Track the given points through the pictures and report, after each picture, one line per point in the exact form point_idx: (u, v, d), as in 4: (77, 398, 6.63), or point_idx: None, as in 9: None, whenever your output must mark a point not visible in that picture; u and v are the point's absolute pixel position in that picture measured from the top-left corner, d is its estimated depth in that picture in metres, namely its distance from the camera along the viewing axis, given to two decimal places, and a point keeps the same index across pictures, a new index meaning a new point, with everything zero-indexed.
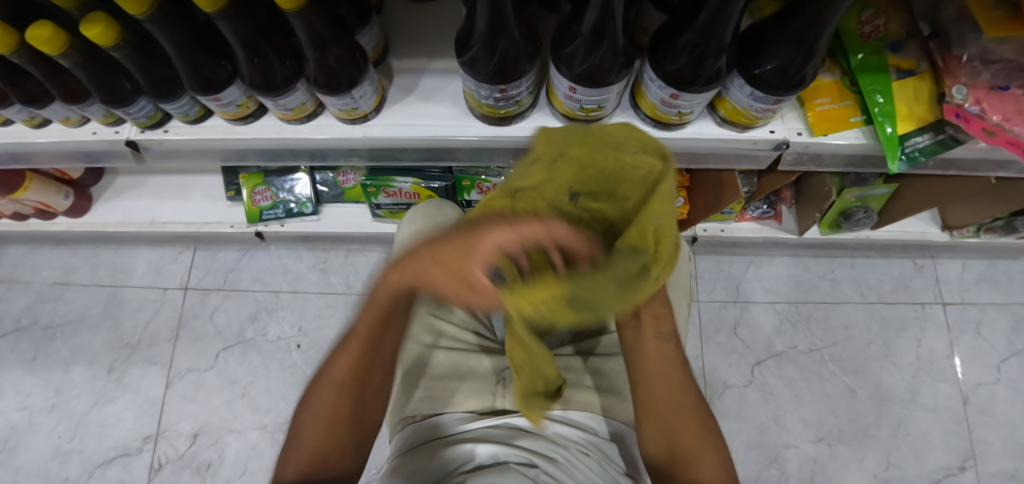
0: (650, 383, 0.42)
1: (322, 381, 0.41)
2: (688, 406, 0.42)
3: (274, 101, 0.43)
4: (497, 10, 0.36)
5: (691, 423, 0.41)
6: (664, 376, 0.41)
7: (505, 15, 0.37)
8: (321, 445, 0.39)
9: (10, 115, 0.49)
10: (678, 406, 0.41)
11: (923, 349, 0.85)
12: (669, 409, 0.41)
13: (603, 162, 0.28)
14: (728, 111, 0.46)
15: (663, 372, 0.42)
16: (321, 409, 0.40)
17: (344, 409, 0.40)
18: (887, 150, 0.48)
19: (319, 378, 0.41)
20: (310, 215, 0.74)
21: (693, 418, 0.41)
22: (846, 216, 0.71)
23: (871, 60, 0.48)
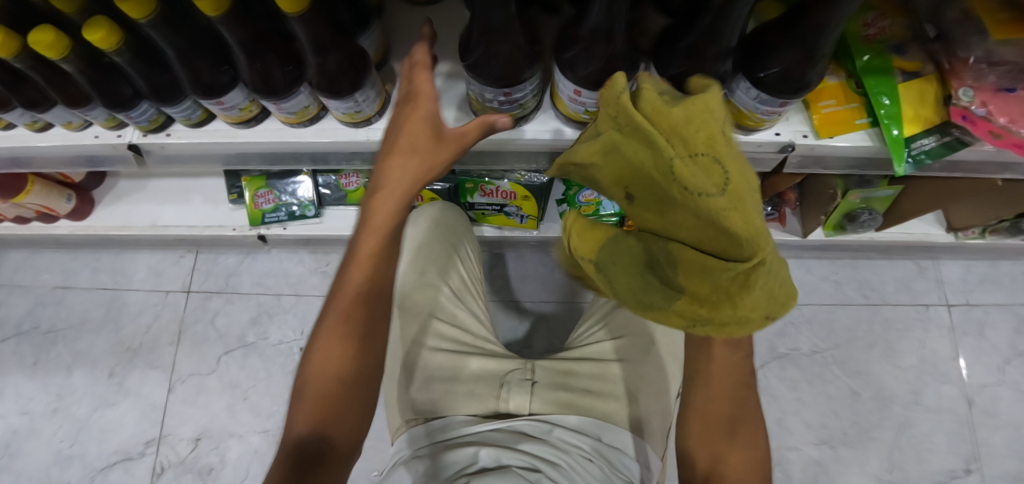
0: (714, 385, 0.41)
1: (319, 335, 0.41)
2: (749, 407, 0.41)
3: (277, 105, 0.43)
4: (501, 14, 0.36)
5: (749, 425, 0.41)
6: (729, 376, 0.41)
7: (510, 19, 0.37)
8: (327, 402, 0.38)
9: (11, 120, 0.49)
10: (738, 407, 0.41)
11: (926, 351, 0.84)
12: (729, 409, 0.41)
13: (667, 186, 0.23)
14: (733, 115, 0.46)
15: (729, 372, 0.41)
16: (324, 366, 0.39)
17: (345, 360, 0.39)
18: (894, 153, 0.47)
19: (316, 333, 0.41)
20: (311, 218, 0.73)
21: (750, 420, 0.41)
22: (850, 218, 0.71)
23: (875, 62, 0.48)
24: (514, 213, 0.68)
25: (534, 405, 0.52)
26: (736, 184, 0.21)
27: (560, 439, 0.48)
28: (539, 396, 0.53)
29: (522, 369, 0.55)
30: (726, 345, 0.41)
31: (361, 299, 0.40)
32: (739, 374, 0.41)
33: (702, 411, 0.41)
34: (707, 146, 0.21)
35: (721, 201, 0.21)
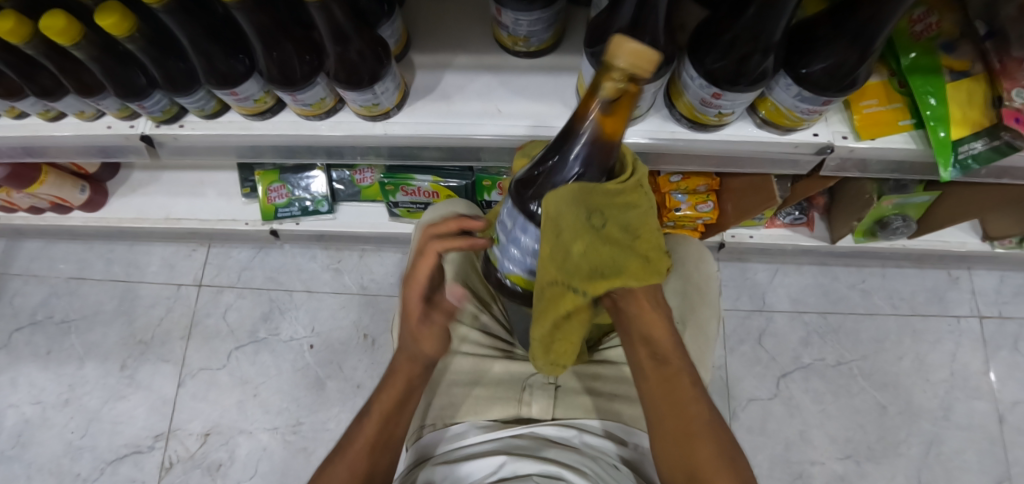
0: (652, 400, 0.37)
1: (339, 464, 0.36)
2: (697, 412, 0.36)
3: (293, 95, 0.41)
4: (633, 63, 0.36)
5: (705, 435, 0.34)
6: (667, 382, 0.37)
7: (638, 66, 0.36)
8: None
9: (25, 108, 0.48)
10: (690, 417, 0.35)
11: (957, 364, 0.81)
12: (677, 421, 0.35)
13: (619, 216, 0.30)
14: (771, 112, 0.43)
15: (667, 383, 0.37)
16: None
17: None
18: (940, 156, 0.45)
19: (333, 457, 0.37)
20: (325, 214, 0.72)
21: (703, 427, 0.35)
22: (882, 224, 0.68)
23: (922, 60, 0.45)
24: None
25: (559, 410, 0.50)
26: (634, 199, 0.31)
27: (586, 444, 0.47)
28: (563, 400, 0.50)
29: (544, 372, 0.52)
30: (652, 360, 0.38)
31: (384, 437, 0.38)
32: (680, 382, 0.37)
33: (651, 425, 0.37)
34: (630, 199, 0.30)
35: (629, 210, 0.31)
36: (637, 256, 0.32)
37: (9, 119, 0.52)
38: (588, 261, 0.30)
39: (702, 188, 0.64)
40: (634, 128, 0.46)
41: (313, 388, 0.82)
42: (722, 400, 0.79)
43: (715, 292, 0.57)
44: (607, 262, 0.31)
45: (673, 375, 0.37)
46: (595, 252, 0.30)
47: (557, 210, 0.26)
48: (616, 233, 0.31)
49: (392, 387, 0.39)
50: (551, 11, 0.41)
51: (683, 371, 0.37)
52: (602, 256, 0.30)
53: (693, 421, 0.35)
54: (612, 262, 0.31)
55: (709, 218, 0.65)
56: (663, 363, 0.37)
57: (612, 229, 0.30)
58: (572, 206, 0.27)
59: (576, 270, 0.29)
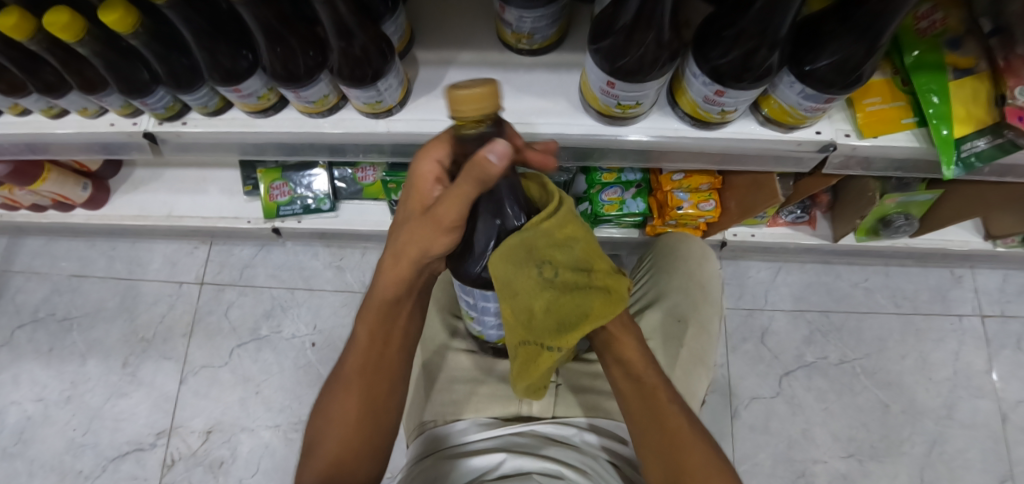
0: (634, 415, 0.40)
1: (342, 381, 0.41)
2: (677, 422, 0.39)
3: (296, 92, 0.42)
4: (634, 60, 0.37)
5: (684, 438, 0.38)
6: (647, 399, 0.40)
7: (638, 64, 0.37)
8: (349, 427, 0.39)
9: (28, 104, 0.48)
10: (671, 428, 0.39)
11: (959, 363, 0.81)
12: (660, 433, 0.39)
13: (564, 257, 0.30)
14: (773, 110, 0.43)
15: (644, 398, 0.40)
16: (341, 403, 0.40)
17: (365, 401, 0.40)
18: (942, 154, 0.45)
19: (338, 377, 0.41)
20: (327, 212, 0.72)
21: (685, 433, 0.39)
22: (885, 222, 0.68)
23: (928, 57, 0.45)
24: None
25: (559, 408, 0.50)
26: (570, 230, 0.31)
27: (586, 442, 0.47)
28: (563, 399, 0.50)
29: None
30: (628, 379, 0.41)
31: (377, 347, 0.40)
32: (658, 397, 0.40)
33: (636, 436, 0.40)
34: (566, 234, 0.30)
35: (571, 244, 0.31)
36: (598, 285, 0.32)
37: (13, 116, 0.52)
38: (556, 317, 0.32)
39: (704, 187, 0.63)
40: (639, 126, 0.46)
41: (316, 385, 0.82)
42: (724, 398, 0.79)
43: (717, 292, 0.57)
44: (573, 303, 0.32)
45: (650, 390, 0.40)
46: (554, 302, 0.31)
47: (506, 280, 0.29)
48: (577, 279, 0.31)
49: (374, 305, 0.40)
50: (555, 8, 0.41)
51: (660, 385, 0.40)
52: (561, 302, 0.31)
53: (675, 430, 0.39)
54: (575, 306, 0.32)
55: (711, 216, 0.65)
56: (640, 381, 0.40)
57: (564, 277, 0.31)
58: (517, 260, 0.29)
59: (548, 328, 0.32)
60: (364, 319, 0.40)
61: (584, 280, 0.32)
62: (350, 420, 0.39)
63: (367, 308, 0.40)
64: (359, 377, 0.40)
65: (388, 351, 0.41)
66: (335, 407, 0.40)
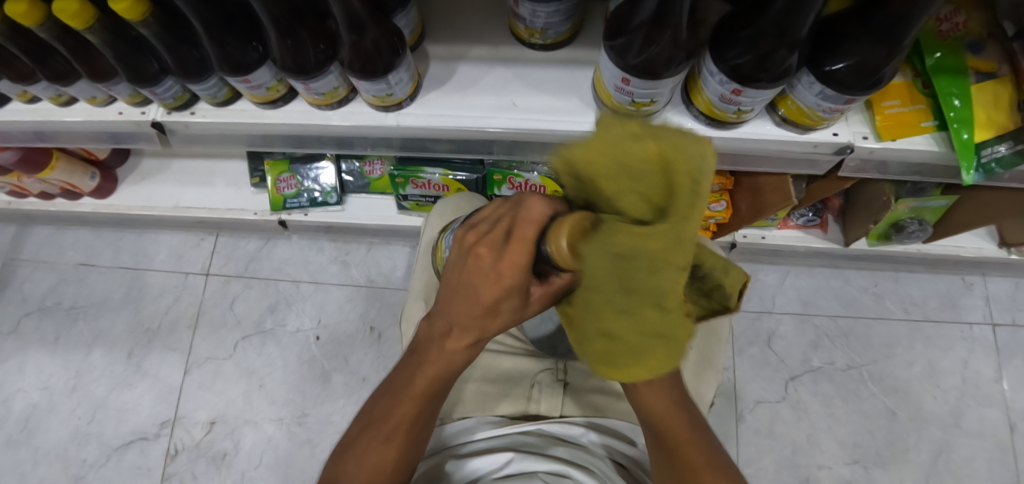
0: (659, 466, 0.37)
1: (376, 428, 0.37)
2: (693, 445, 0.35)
3: (306, 84, 0.41)
4: (647, 55, 0.36)
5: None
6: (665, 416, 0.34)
7: (652, 60, 0.36)
8: None
9: (37, 92, 0.48)
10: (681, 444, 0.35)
11: (968, 371, 0.80)
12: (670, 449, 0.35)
13: None
14: (791, 110, 0.43)
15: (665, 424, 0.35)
16: (369, 457, 0.36)
17: (392, 460, 0.36)
18: (962, 159, 0.44)
19: (372, 426, 0.37)
20: (334, 206, 0.72)
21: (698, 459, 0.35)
22: (898, 227, 0.68)
23: (949, 60, 0.44)
24: None
25: (567, 407, 0.50)
26: None
27: (592, 442, 0.46)
28: (571, 398, 0.50)
29: (553, 369, 0.52)
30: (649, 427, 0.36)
31: (425, 399, 0.36)
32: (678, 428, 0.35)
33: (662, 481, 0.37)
34: None
35: None
36: (664, 340, 0.18)
37: (22, 104, 0.52)
38: None
39: (715, 187, 0.63)
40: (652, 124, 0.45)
41: (319, 380, 0.82)
42: (729, 402, 0.79)
43: None
44: (589, 329, 0.19)
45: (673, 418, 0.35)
46: (592, 323, 0.19)
47: None
48: (652, 305, 0.17)
49: (428, 368, 0.34)
50: (569, 3, 0.40)
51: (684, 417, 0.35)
52: (599, 327, 0.19)
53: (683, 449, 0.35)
54: (620, 352, 0.18)
55: (722, 217, 0.65)
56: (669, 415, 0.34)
57: (594, 284, 0.18)
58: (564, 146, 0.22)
59: None
60: (415, 376, 0.35)
61: None
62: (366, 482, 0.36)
63: (412, 376, 0.35)
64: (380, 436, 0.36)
65: (424, 415, 0.37)
66: (366, 452, 0.36)
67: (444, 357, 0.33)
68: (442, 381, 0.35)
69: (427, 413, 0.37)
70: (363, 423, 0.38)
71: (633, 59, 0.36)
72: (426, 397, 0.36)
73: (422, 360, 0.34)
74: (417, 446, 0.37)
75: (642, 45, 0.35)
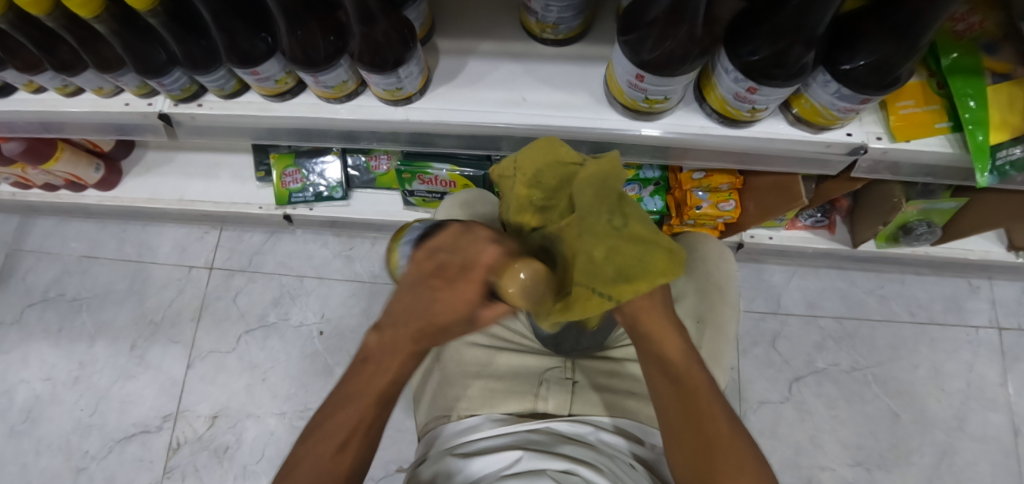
0: (667, 418, 0.37)
1: (322, 438, 0.33)
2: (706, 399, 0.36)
3: (315, 77, 0.41)
4: (662, 50, 0.35)
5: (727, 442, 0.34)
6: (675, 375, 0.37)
7: (667, 55, 0.35)
8: None
9: (43, 82, 0.48)
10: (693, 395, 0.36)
11: (973, 375, 0.79)
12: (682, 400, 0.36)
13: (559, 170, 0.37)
14: (805, 109, 0.42)
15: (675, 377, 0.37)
16: (316, 468, 0.32)
17: (343, 472, 0.32)
18: (976, 161, 0.43)
19: (316, 436, 0.33)
20: (339, 200, 0.71)
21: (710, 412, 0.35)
22: (906, 230, 0.67)
23: (964, 61, 0.43)
24: None
25: (575, 405, 0.50)
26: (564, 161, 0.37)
27: (601, 441, 0.46)
28: (579, 397, 0.50)
29: (562, 367, 0.52)
30: (665, 376, 0.37)
31: (378, 400, 0.33)
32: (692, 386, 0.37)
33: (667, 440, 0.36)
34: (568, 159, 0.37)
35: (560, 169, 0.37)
36: (662, 249, 0.30)
37: (27, 94, 0.52)
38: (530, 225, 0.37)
39: (724, 186, 0.62)
40: (664, 122, 0.45)
41: (321, 375, 0.82)
42: (733, 402, 0.79)
43: (735, 293, 0.55)
44: (603, 257, 0.30)
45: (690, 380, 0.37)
46: (609, 248, 0.30)
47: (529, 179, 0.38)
48: (638, 231, 0.30)
49: (385, 361, 0.33)
50: None
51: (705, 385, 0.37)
52: (620, 254, 0.30)
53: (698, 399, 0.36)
54: (635, 265, 0.30)
55: (730, 217, 0.64)
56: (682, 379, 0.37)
57: (602, 225, 0.31)
58: (540, 158, 0.37)
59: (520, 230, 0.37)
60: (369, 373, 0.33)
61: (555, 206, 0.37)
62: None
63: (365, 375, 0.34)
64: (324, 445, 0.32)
65: (378, 418, 0.34)
66: (313, 463, 0.32)
67: (393, 358, 0.33)
68: (397, 384, 0.34)
69: (381, 420, 0.35)
70: (308, 432, 0.34)
71: (647, 54, 0.36)
72: (381, 394, 0.34)
73: (372, 359, 0.34)
74: (372, 453, 0.34)
75: (657, 40, 0.35)
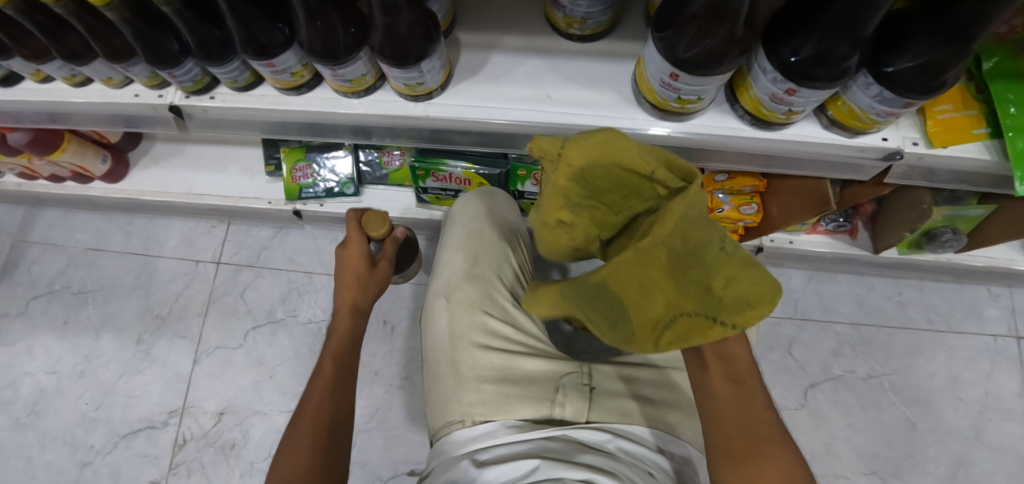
0: (721, 420, 0.37)
1: (308, 400, 0.46)
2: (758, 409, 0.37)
3: (333, 70, 0.39)
4: (699, 49, 0.33)
5: (779, 449, 0.35)
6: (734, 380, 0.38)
7: (705, 53, 0.34)
8: (310, 428, 0.42)
9: (50, 71, 0.46)
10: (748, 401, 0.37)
11: (991, 384, 0.78)
12: (737, 405, 0.37)
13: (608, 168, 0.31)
14: (841, 112, 0.41)
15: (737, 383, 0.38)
16: (307, 413, 0.44)
17: (326, 408, 0.44)
18: (1016, 168, 0.41)
19: (303, 401, 0.46)
20: (350, 196, 0.70)
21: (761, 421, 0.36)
22: (930, 237, 0.66)
23: (1007, 65, 0.42)
24: None
25: (594, 413, 0.48)
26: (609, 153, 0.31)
27: (620, 450, 0.45)
28: (597, 404, 0.48)
29: (579, 372, 0.50)
30: (727, 381, 0.38)
31: (339, 360, 0.50)
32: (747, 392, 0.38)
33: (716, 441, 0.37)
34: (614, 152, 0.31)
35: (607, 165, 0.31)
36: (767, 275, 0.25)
37: (34, 84, 0.50)
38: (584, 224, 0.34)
39: (746, 189, 0.61)
40: (695, 123, 0.43)
41: None
42: None
43: None
44: (722, 285, 0.26)
45: (748, 393, 0.38)
46: (728, 275, 0.26)
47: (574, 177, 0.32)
48: (747, 254, 0.27)
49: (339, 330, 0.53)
50: None
51: (756, 391, 0.38)
52: (731, 279, 0.26)
53: (750, 405, 0.37)
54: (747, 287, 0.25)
55: (752, 220, 0.63)
56: (739, 382, 0.38)
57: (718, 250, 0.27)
58: (595, 150, 0.31)
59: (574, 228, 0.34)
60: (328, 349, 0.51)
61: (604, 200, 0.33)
62: (309, 423, 0.43)
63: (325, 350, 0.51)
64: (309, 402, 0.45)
65: (342, 375, 0.49)
66: (303, 412, 0.44)
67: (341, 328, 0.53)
68: (348, 345, 0.52)
69: (346, 378, 0.49)
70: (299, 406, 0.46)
71: (683, 52, 0.34)
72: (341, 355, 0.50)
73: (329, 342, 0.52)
74: (347, 398, 0.47)
75: (694, 39, 0.33)
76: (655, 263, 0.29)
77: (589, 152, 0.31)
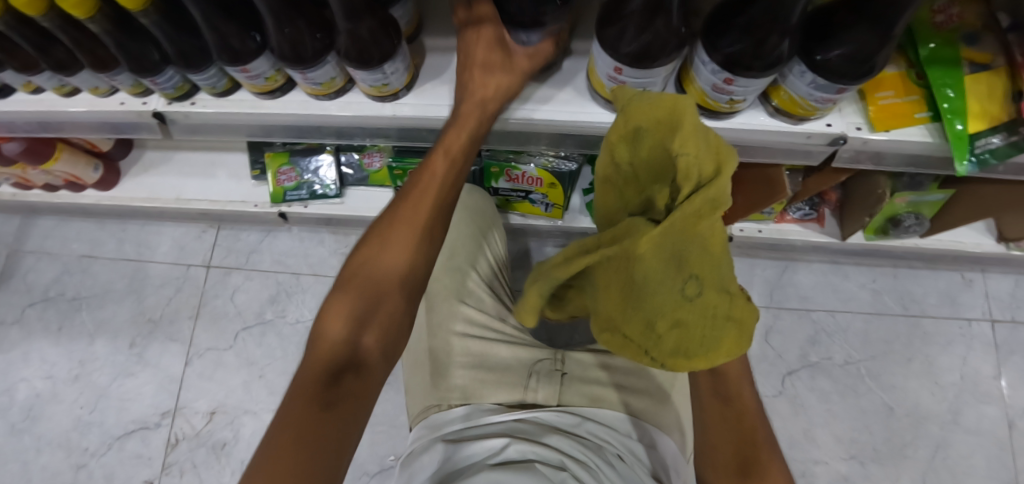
0: (711, 431, 0.42)
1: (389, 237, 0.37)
2: (754, 421, 0.41)
3: (303, 74, 0.42)
4: (640, 41, 0.36)
5: (765, 460, 0.40)
6: (725, 398, 0.42)
7: (647, 46, 0.36)
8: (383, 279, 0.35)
9: (41, 82, 0.49)
10: (741, 417, 0.41)
11: (967, 368, 0.79)
12: (731, 419, 0.41)
13: (656, 137, 0.27)
14: (784, 101, 0.43)
15: (734, 403, 0.41)
16: (383, 254, 0.36)
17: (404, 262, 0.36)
18: (955, 149, 0.44)
19: (380, 237, 0.37)
20: (333, 198, 0.72)
21: (756, 432, 0.41)
22: (896, 222, 0.67)
23: (942, 51, 0.44)
24: (540, 200, 0.67)
25: (564, 396, 0.50)
26: (672, 116, 0.25)
27: (591, 432, 0.46)
28: (568, 387, 0.51)
29: (552, 359, 0.54)
30: (716, 397, 0.42)
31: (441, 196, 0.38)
32: (739, 412, 0.41)
33: (708, 455, 0.42)
34: (670, 119, 0.25)
35: (655, 132, 0.27)
36: (733, 329, 0.24)
37: (26, 94, 0.53)
38: (620, 180, 0.33)
39: None
40: None
41: None
42: None
43: None
44: (666, 327, 0.25)
45: (737, 411, 0.41)
46: (675, 323, 0.25)
47: (621, 130, 0.29)
48: (715, 304, 0.24)
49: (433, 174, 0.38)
50: None
51: (751, 411, 0.41)
52: (685, 328, 0.24)
53: (744, 417, 0.41)
54: (698, 344, 0.24)
55: None
56: (733, 401, 0.42)
57: (671, 294, 0.24)
58: (651, 116, 0.26)
59: (611, 181, 0.34)
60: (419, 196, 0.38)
61: (640, 168, 0.30)
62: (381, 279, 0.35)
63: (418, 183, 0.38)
64: (368, 290, 0.35)
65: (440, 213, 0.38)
66: (380, 259, 0.36)
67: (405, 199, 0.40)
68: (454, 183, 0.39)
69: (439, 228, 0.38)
70: (369, 244, 0.37)
71: (624, 47, 0.37)
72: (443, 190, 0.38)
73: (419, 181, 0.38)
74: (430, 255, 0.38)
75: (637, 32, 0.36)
76: (617, 275, 0.28)
77: (649, 112, 0.26)
